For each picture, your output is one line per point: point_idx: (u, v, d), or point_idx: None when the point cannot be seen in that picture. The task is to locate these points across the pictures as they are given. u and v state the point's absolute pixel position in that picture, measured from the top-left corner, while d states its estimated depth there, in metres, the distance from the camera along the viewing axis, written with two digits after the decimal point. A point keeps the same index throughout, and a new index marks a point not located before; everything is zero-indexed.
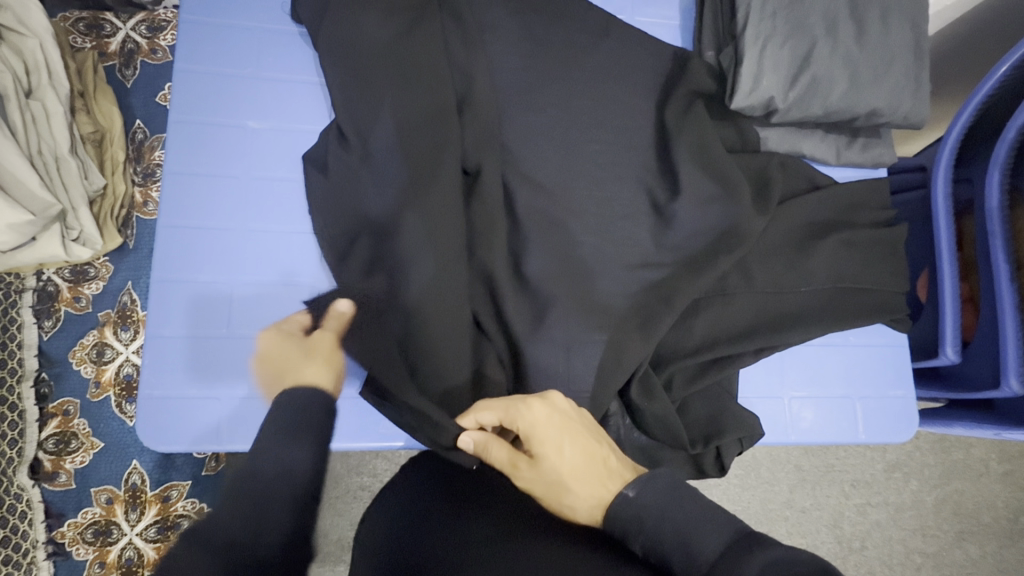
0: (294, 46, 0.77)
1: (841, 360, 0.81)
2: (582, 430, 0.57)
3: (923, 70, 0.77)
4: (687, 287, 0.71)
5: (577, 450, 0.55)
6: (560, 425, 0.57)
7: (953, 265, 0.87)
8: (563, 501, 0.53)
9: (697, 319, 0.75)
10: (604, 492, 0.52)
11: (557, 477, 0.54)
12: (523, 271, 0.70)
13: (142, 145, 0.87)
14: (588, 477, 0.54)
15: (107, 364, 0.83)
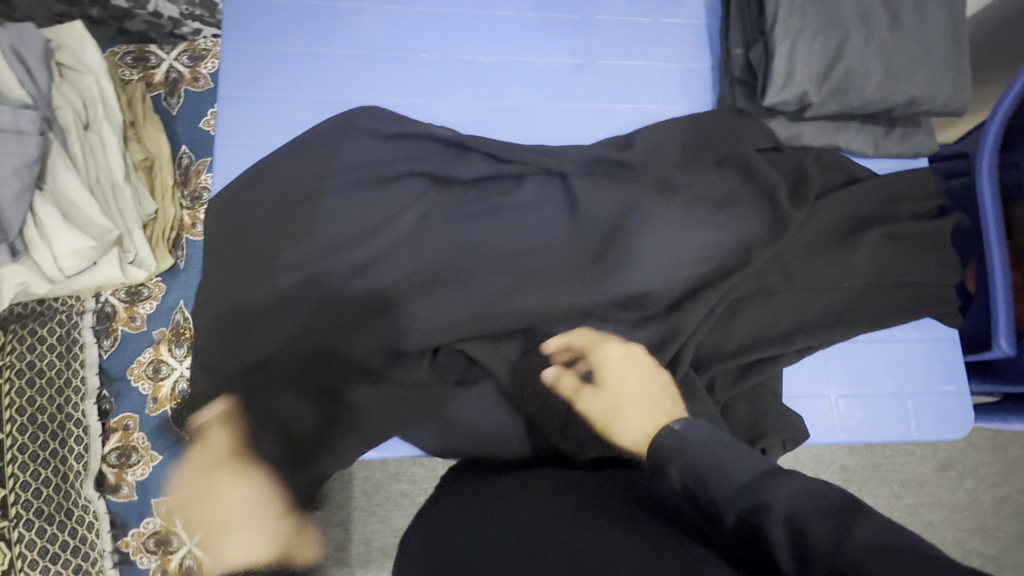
0: (326, 68, 0.79)
1: (887, 357, 0.79)
2: (651, 375, 0.65)
3: (964, 55, 0.74)
4: (724, 287, 0.72)
5: (637, 386, 0.64)
6: (627, 363, 0.67)
7: (1003, 254, 0.85)
8: (615, 424, 0.62)
9: (738, 320, 0.74)
10: (649, 424, 0.58)
11: (615, 403, 0.64)
12: (541, 299, 0.71)
13: (189, 170, 0.91)
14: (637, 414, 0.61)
15: (163, 379, 0.85)
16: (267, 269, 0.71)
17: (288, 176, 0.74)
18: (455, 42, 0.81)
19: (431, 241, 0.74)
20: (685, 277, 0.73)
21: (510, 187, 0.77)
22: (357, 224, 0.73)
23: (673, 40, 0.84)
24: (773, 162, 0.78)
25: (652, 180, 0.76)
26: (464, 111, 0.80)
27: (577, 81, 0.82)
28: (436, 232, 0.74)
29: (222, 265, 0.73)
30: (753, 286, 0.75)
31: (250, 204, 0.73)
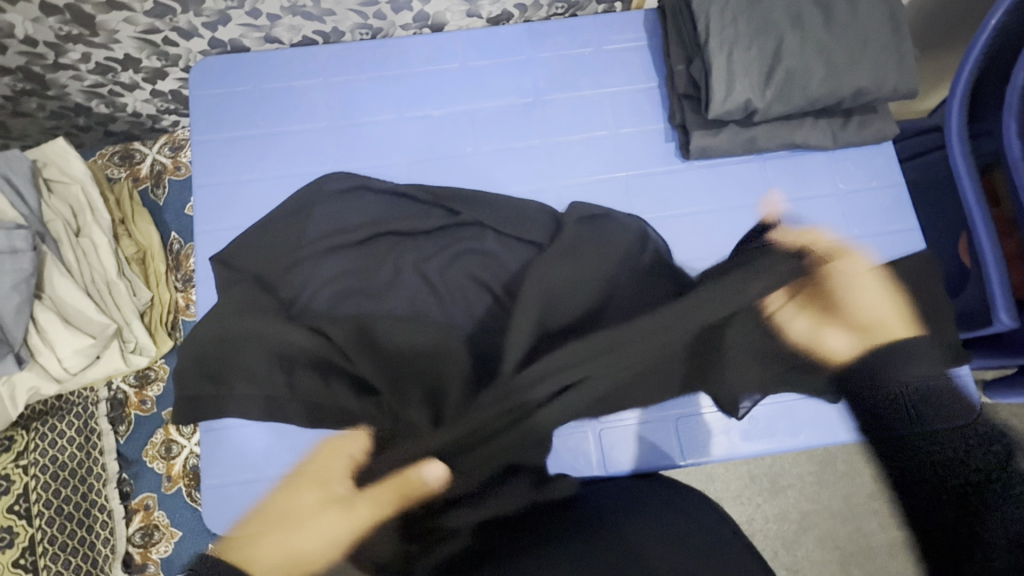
0: (292, 142, 0.83)
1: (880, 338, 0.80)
2: (874, 280, 0.80)
3: (906, 38, 0.74)
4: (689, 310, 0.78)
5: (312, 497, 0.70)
6: (867, 273, 0.80)
7: (989, 225, 0.82)
8: (892, 330, 0.80)
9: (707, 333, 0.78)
10: (890, 306, 0.81)
11: (874, 302, 0.81)
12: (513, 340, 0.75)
13: (180, 254, 0.95)
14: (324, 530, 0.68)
15: (175, 458, 0.89)
16: (253, 358, 0.73)
17: (267, 261, 0.78)
18: (410, 100, 0.86)
19: (411, 304, 0.75)
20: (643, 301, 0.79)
21: (473, 234, 0.79)
22: (336, 292, 0.76)
23: (618, 65, 0.87)
24: (716, 171, 0.83)
25: (598, 218, 0.79)
26: (425, 164, 0.83)
27: (530, 119, 0.85)
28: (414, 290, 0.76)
29: (208, 361, 0.74)
30: (715, 309, 0.79)
31: (232, 299, 0.75)
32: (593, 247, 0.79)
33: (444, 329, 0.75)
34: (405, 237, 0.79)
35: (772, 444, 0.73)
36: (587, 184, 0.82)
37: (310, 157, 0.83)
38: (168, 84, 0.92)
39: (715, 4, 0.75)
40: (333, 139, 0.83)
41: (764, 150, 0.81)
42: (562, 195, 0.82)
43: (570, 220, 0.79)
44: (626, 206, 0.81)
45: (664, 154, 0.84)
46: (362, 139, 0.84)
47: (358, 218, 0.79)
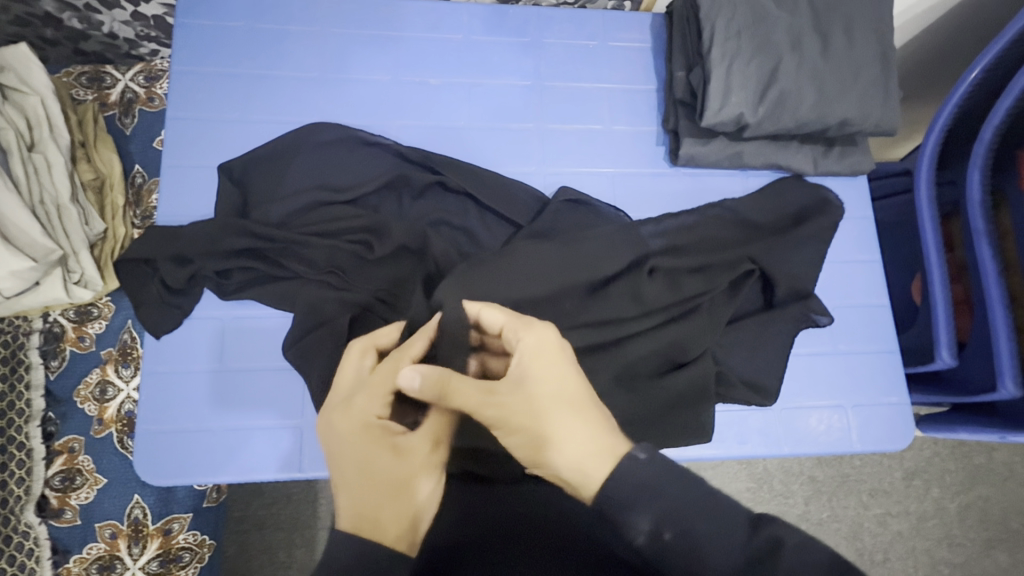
0: (278, 89, 0.80)
1: (616, 456, 0.50)
2: None
3: (892, 78, 0.78)
4: (664, 329, 0.74)
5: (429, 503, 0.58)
6: None
7: (942, 267, 0.87)
8: None
9: (659, 332, 0.74)
10: None
11: None
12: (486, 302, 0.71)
13: (142, 188, 0.90)
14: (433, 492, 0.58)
15: (110, 401, 0.85)
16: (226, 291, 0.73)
17: (241, 211, 0.75)
18: (406, 64, 0.83)
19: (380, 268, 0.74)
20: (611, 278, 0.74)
21: (457, 208, 0.78)
22: (309, 255, 0.72)
23: (619, 62, 0.87)
24: (698, 180, 0.85)
25: (579, 203, 0.80)
26: (415, 130, 0.81)
27: (527, 102, 0.84)
28: (392, 262, 0.74)
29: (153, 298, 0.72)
30: (681, 297, 0.75)
31: (181, 230, 0.72)
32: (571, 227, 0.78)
33: (411, 285, 0.74)
34: (390, 198, 0.78)
35: (723, 449, 0.76)
36: (574, 177, 0.83)
37: (297, 105, 0.80)
38: (152, 8, 0.87)
39: (721, 14, 0.76)
40: (322, 92, 0.81)
41: (748, 166, 0.83)
42: (547, 184, 0.82)
43: (554, 202, 0.78)
44: (612, 198, 0.82)
45: (653, 157, 0.85)
46: (352, 95, 0.81)
47: (338, 166, 0.77)
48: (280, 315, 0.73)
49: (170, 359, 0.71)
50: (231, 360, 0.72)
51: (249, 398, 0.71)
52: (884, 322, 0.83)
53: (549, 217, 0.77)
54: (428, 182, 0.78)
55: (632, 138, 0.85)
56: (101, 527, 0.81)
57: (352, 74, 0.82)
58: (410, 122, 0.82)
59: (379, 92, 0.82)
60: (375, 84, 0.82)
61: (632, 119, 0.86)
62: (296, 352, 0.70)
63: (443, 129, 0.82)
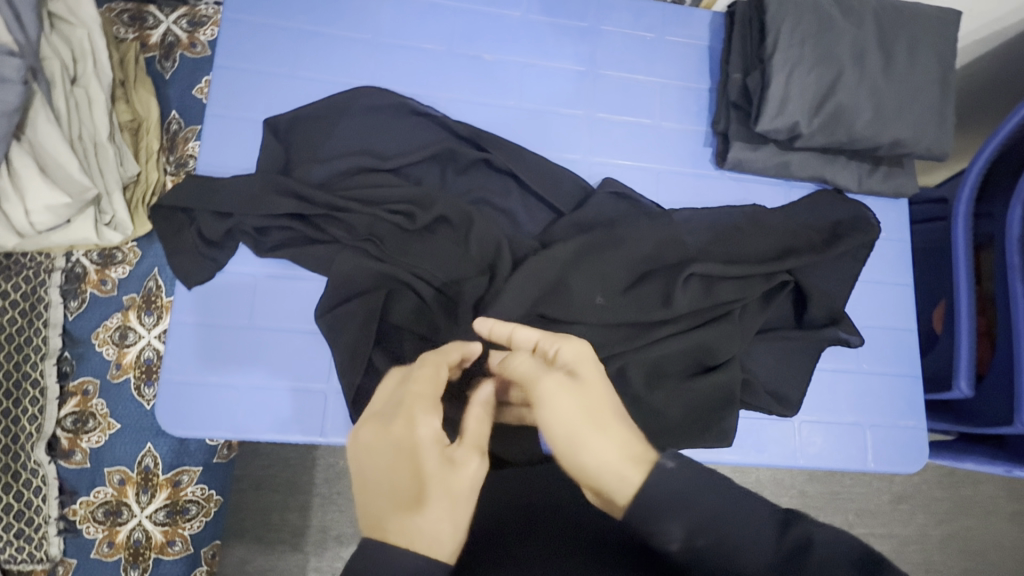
0: (329, 48, 0.78)
1: (640, 466, 0.45)
2: None
3: (949, 103, 0.77)
4: (697, 330, 0.73)
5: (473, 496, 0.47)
6: None
7: (970, 298, 0.88)
8: None
9: (691, 333, 0.73)
10: None
11: None
12: (523, 285, 0.70)
13: (177, 136, 0.87)
14: (477, 484, 0.48)
15: (129, 347, 0.84)
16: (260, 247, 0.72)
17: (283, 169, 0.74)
18: (461, 36, 0.82)
19: (416, 240, 0.73)
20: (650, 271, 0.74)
21: (499, 188, 0.78)
22: (347, 220, 0.71)
23: (673, 58, 0.86)
24: (741, 185, 0.84)
25: (621, 195, 0.79)
26: (463, 105, 0.80)
27: (578, 88, 0.83)
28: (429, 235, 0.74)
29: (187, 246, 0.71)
30: (716, 301, 0.74)
31: (221, 181, 0.71)
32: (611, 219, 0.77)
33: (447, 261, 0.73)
34: (433, 171, 0.77)
35: (739, 455, 0.76)
36: (619, 169, 0.82)
37: (348, 66, 0.78)
38: None
39: (788, 20, 0.75)
40: (375, 56, 0.79)
41: (793, 177, 0.82)
42: (589, 174, 0.81)
43: (598, 192, 0.78)
44: (654, 195, 0.82)
45: (698, 158, 0.84)
46: (404, 63, 0.80)
47: (384, 133, 0.76)
48: (315, 277, 0.72)
49: (202, 310, 0.70)
50: (263, 317, 0.71)
51: (275, 358, 0.70)
52: (909, 345, 0.83)
53: (592, 206, 0.76)
54: (473, 159, 0.76)
55: (679, 136, 0.84)
56: (111, 471, 0.81)
57: (407, 41, 0.80)
58: (458, 96, 0.80)
59: (431, 63, 0.80)
60: (429, 54, 0.81)
61: (681, 118, 0.85)
62: (329, 316, 0.70)
63: (492, 105, 0.81)
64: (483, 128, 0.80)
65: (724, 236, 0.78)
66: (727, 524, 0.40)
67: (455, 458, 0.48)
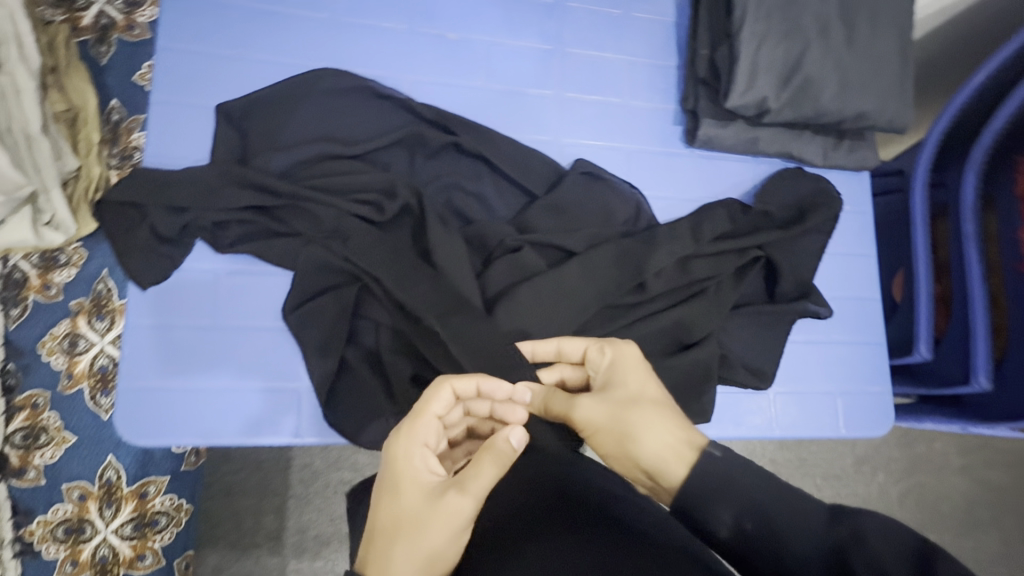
0: (283, 28, 0.74)
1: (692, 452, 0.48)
2: None
3: (908, 76, 0.79)
4: (673, 307, 0.75)
5: (445, 534, 0.47)
6: None
7: (928, 265, 0.92)
8: None
9: (667, 310, 0.75)
10: None
11: None
12: (500, 269, 0.71)
13: (118, 126, 0.84)
14: (450, 524, 0.47)
15: (81, 354, 0.79)
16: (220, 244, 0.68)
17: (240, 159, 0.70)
18: (423, 14, 0.78)
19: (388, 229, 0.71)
20: (624, 251, 0.73)
21: (470, 172, 0.75)
22: (315, 213, 0.69)
23: (640, 36, 0.85)
24: (712, 163, 0.84)
25: (594, 176, 0.78)
26: (429, 87, 0.77)
27: (546, 68, 0.81)
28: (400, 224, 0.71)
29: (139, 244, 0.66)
30: (690, 278, 0.76)
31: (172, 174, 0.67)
32: (586, 201, 0.76)
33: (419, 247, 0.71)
34: (400, 156, 0.74)
35: (718, 430, 0.77)
36: (590, 150, 0.81)
37: (305, 47, 0.74)
38: None
39: None
40: (333, 36, 0.75)
41: (761, 153, 0.83)
42: (560, 155, 0.80)
43: (570, 173, 0.76)
44: (625, 175, 0.81)
45: (669, 136, 0.84)
46: (365, 42, 0.76)
47: (347, 118, 0.73)
48: (284, 272, 0.69)
49: (161, 312, 0.66)
50: (230, 316, 0.68)
51: (243, 358, 0.67)
52: (874, 314, 0.86)
53: (567, 188, 0.75)
54: (440, 142, 0.74)
55: (648, 115, 0.83)
56: (69, 488, 0.77)
57: (366, 19, 0.76)
58: (423, 77, 0.77)
59: (393, 42, 0.77)
60: (391, 33, 0.77)
61: (650, 96, 0.84)
62: (301, 312, 0.67)
63: (459, 86, 0.78)
64: (450, 110, 0.77)
65: (697, 217, 0.79)
66: (778, 509, 0.42)
67: (433, 490, 0.49)
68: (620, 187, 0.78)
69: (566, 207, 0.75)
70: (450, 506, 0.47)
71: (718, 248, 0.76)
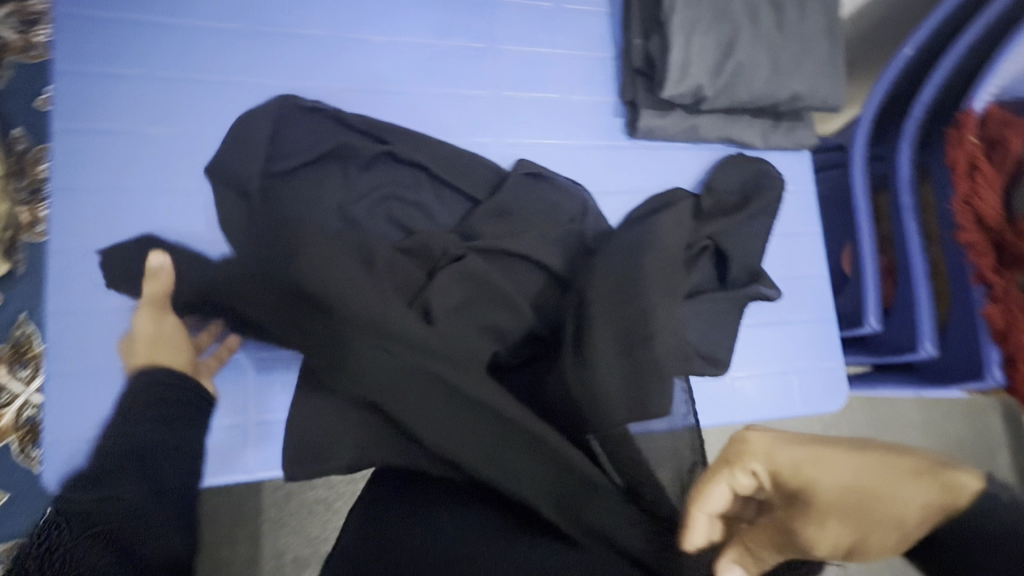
0: (195, 43, 0.70)
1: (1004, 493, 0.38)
2: None
3: (838, 55, 0.80)
4: (650, 292, 0.65)
5: (173, 351, 0.62)
6: None
7: (872, 238, 0.93)
8: None
9: (641, 294, 0.65)
10: None
11: None
12: (447, 277, 0.66)
13: (25, 157, 0.79)
14: (166, 332, 0.63)
15: (4, 408, 0.74)
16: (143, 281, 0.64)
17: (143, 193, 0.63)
18: (346, 19, 0.75)
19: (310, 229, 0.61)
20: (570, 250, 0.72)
21: (408, 181, 0.72)
22: (244, 237, 0.63)
23: (573, 27, 0.83)
24: (655, 153, 0.84)
25: (535, 175, 0.76)
26: (359, 94, 0.74)
27: (479, 67, 0.79)
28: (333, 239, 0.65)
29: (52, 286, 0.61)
30: (657, 262, 0.69)
31: None
32: (531, 201, 0.74)
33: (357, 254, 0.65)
34: (333, 168, 0.70)
35: None
36: (532, 149, 0.79)
37: (220, 62, 0.70)
38: None
39: None
40: (250, 48, 0.72)
41: (702, 140, 0.83)
42: (501, 155, 0.78)
43: (512, 175, 0.75)
44: (569, 171, 0.80)
45: (610, 129, 0.83)
46: (285, 52, 0.73)
47: (275, 134, 0.69)
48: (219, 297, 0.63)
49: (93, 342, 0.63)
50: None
51: None
52: (822, 292, 0.87)
53: (511, 190, 0.74)
54: (374, 151, 0.71)
55: (589, 107, 0.82)
56: None
57: (284, 29, 0.73)
58: (351, 85, 0.74)
59: (316, 50, 0.74)
60: (313, 41, 0.74)
61: (589, 88, 0.83)
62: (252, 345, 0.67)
63: (390, 91, 0.75)
64: (382, 117, 0.74)
65: (642, 211, 0.78)
66: None
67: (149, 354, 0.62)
68: (562, 185, 0.77)
69: (513, 214, 0.73)
70: (165, 325, 0.63)
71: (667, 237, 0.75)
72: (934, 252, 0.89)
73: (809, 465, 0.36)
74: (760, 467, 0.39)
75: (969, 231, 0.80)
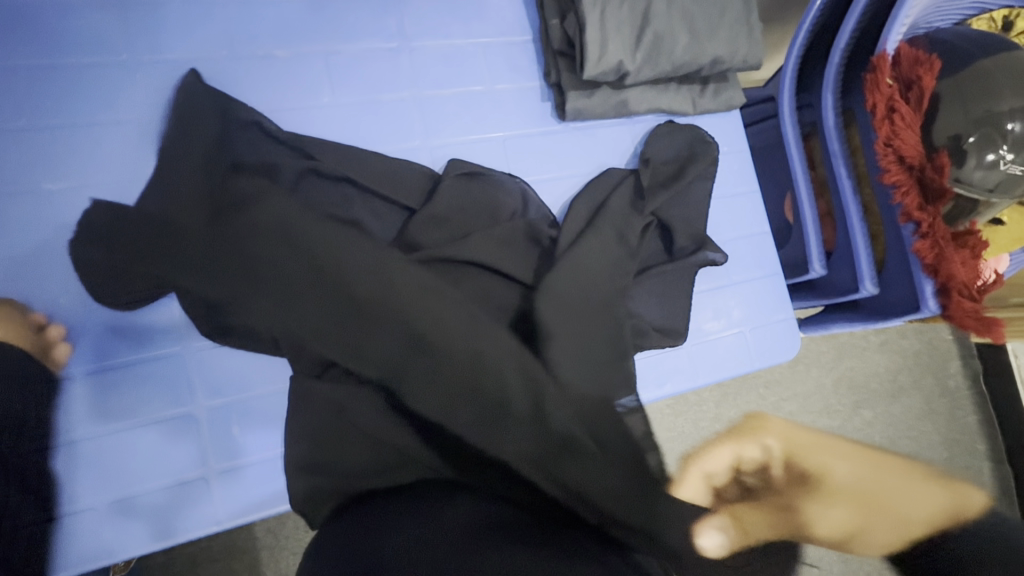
0: (79, 83, 0.65)
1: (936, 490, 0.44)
2: None
3: (753, 12, 0.80)
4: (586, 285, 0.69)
5: None
6: None
7: (808, 186, 0.96)
8: None
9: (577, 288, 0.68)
10: None
11: None
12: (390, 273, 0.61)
13: None
14: None
15: None
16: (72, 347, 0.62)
17: None
18: (242, 34, 0.71)
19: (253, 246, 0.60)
20: (514, 245, 0.72)
21: (339, 197, 0.68)
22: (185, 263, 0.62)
23: (487, 13, 0.80)
24: (589, 133, 0.83)
25: (470, 174, 0.75)
26: (271, 113, 0.70)
27: (396, 67, 0.76)
28: (252, 268, 0.60)
29: None
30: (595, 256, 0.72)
31: None
32: (470, 200, 0.73)
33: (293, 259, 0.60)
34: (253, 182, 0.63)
35: (647, 393, 0.79)
36: (464, 146, 0.77)
37: (109, 100, 0.66)
38: None
39: None
40: (139, 81, 0.67)
41: (633, 114, 0.82)
42: (432, 156, 0.76)
43: (446, 178, 0.73)
44: (505, 161, 0.79)
45: (540, 114, 0.81)
46: (181, 80, 0.68)
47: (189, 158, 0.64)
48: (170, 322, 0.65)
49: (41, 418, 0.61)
50: (134, 413, 0.64)
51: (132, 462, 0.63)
52: (766, 247, 0.90)
53: (448, 193, 0.72)
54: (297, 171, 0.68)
55: (515, 93, 0.80)
56: None
57: (175, 55, 0.68)
58: (261, 104, 0.70)
59: (216, 72, 0.69)
60: (211, 64, 0.69)
61: (513, 74, 0.81)
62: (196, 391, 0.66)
63: (304, 104, 0.72)
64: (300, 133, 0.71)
65: (582, 196, 0.78)
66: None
67: None
68: (498, 181, 0.76)
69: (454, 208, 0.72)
70: None
71: (610, 217, 0.75)
72: (866, 193, 0.92)
73: (814, 446, 0.49)
74: (771, 440, 0.50)
75: (894, 172, 0.83)
